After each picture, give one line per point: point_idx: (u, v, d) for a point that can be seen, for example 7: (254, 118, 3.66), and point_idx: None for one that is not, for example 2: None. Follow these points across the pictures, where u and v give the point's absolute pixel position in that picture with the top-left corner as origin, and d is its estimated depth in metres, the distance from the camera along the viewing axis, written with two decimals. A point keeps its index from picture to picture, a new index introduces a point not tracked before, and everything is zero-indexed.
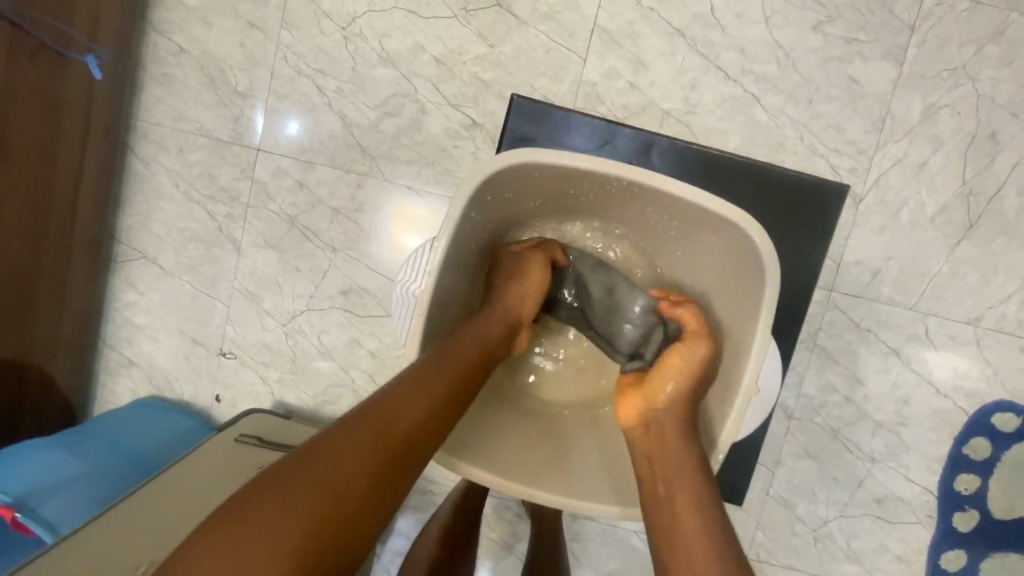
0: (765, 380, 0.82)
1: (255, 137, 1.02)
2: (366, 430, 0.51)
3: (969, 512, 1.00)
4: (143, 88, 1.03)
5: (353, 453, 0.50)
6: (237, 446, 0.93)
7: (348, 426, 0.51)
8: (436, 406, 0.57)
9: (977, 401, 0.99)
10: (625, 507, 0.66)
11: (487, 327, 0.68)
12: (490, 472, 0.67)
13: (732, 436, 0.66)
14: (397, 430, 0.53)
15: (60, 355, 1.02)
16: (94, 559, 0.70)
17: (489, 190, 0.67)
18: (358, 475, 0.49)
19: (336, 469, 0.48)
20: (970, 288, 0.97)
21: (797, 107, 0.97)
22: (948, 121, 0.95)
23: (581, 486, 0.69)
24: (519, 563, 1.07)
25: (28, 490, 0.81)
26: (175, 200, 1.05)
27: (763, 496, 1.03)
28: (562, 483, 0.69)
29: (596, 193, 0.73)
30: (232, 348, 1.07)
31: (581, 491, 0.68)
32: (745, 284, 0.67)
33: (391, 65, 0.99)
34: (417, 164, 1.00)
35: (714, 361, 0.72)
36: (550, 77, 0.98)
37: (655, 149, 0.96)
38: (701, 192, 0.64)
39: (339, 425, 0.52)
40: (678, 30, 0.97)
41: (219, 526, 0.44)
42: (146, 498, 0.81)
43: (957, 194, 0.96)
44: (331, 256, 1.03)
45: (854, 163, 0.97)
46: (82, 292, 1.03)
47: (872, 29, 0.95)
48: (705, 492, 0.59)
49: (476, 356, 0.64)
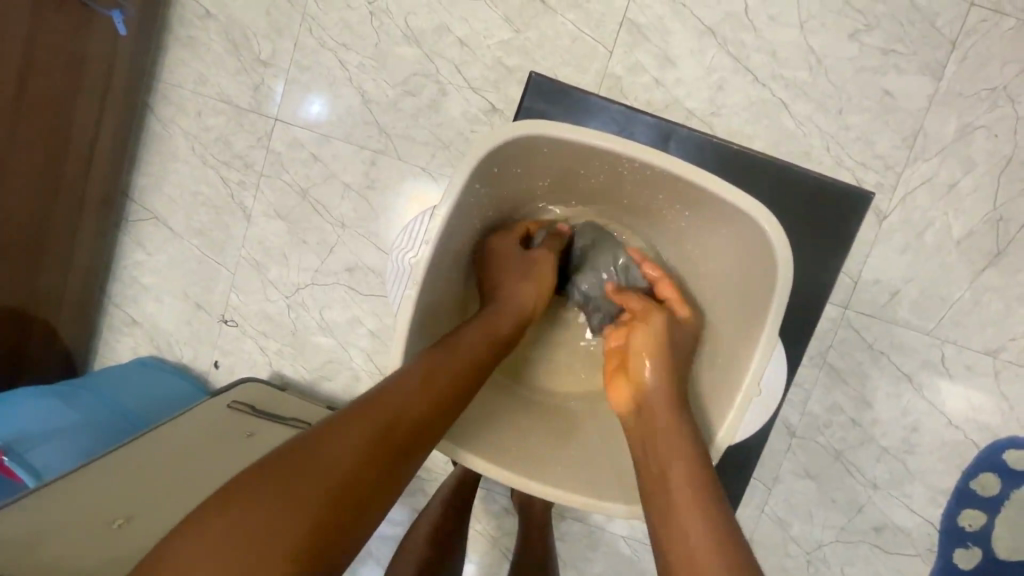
0: (769, 383, 0.80)
1: (274, 107, 1.02)
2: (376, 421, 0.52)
3: (971, 549, 0.97)
4: (169, 50, 1.04)
5: (365, 436, 0.51)
6: (229, 412, 0.92)
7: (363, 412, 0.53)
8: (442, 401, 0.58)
9: (990, 435, 0.95)
10: (630, 505, 0.65)
11: (488, 323, 0.66)
12: (493, 463, 0.66)
13: (727, 439, 0.64)
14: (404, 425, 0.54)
15: (65, 307, 1.02)
16: (74, 507, 0.70)
17: (496, 161, 0.66)
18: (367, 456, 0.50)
19: (335, 466, 0.48)
20: (994, 317, 0.93)
21: (826, 116, 0.94)
22: (984, 142, 0.92)
23: (589, 482, 0.67)
24: (505, 558, 1.05)
25: (17, 435, 0.82)
26: (190, 163, 1.05)
27: (758, 512, 1.01)
28: (566, 476, 0.68)
29: (606, 176, 0.71)
30: (234, 316, 1.07)
31: (586, 484, 0.67)
32: (756, 280, 0.65)
33: (415, 43, 0.98)
34: (433, 146, 0.99)
35: (717, 354, 0.70)
36: (574, 67, 0.96)
37: (673, 139, 0.94)
38: (719, 180, 0.62)
39: (358, 409, 0.53)
40: (708, 28, 0.94)
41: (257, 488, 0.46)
42: (134, 450, 0.81)
43: (986, 219, 0.92)
44: (340, 232, 1.02)
45: (881, 179, 0.94)
46: (92, 246, 1.04)
47: (911, 41, 0.91)
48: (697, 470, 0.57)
49: (478, 353, 0.63)
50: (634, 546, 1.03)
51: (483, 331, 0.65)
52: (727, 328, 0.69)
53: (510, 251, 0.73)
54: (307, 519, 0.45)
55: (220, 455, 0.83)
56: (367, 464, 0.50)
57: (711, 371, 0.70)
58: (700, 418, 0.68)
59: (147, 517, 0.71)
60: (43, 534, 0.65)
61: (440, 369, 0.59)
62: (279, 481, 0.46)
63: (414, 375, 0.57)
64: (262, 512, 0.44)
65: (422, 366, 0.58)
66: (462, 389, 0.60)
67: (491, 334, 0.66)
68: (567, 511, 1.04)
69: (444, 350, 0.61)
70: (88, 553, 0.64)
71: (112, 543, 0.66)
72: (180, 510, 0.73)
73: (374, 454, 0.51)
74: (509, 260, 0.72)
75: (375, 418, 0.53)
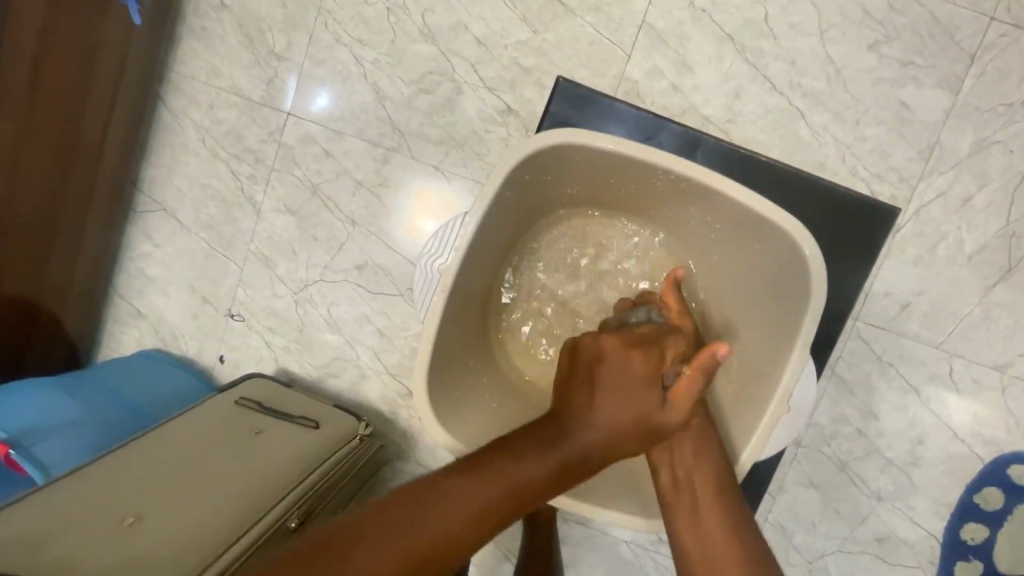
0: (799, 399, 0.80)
1: (287, 102, 1.01)
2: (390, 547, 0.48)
3: (973, 562, 0.97)
4: (183, 41, 1.03)
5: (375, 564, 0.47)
6: (235, 409, 0.92)
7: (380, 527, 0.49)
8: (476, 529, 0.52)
9: (995, 449, 0.94)
10: (649, 518, 0.68)
11: (565, 442, 0.57)
12: None
13: (755, 454, 0.66)
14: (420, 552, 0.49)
15: (71, 297, 1.02)
16: (80, 505, 0.69)
17: (529, 168, 0.66)
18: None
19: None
20: (1002, 333, 0.93)
21: (843, 126, 0.93)
22: (999, 157, 0.91)
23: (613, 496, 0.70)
24: (507, 560, 1.05)
25: (23, 428, 0.81)
26: (200, 155, 1.05)
27: (761, 521, 1.01)
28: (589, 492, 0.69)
29: (636, 188, 0.71)
30: (241, 311, 1.06)
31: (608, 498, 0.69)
32: (787, 296, 0.66)
33: (432, 41, 0.97)
34: (447, 146, 0.98)
35: (745, 375, 0.70)
36: (591, 70, 0.96)
37: (700, 148, 0.94)
38: (756, 195, 0.63)
39: (371, 516, 0.50)
40: (728, 34, 0.94)
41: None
42: (140, 448, 0.80)
43: (998, 235, 0.92)
44: (351, 229, 1.02)
45: (895, 191, 0.94)
46: (99, 237, 1.03)
47: (930, 54, 0.91)
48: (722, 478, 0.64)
49: (537, 476, 0.55)
50: (636, 552, 1.03)
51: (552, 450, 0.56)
52: (754, 345, 0.70)
53: (641, 372, 0.62)
54: None
55: (228, 454, 0.83)
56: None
57: (740, 390, 0.70)
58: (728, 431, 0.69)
59: (157, 513, 0.70)
60: (51, 532, 0.65)
61: (480, 496, 0.52)
62: None
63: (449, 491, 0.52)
64: None
65: (460, 483, 0.53)
66: (504, 514, 0.53)
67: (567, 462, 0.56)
68: (570, 515, 1.04)
69: (484, 473, 0.54)
70: (99, 553, 0.63)
71: (121, 542, 0.65)
72: (191, 509, 0.72)
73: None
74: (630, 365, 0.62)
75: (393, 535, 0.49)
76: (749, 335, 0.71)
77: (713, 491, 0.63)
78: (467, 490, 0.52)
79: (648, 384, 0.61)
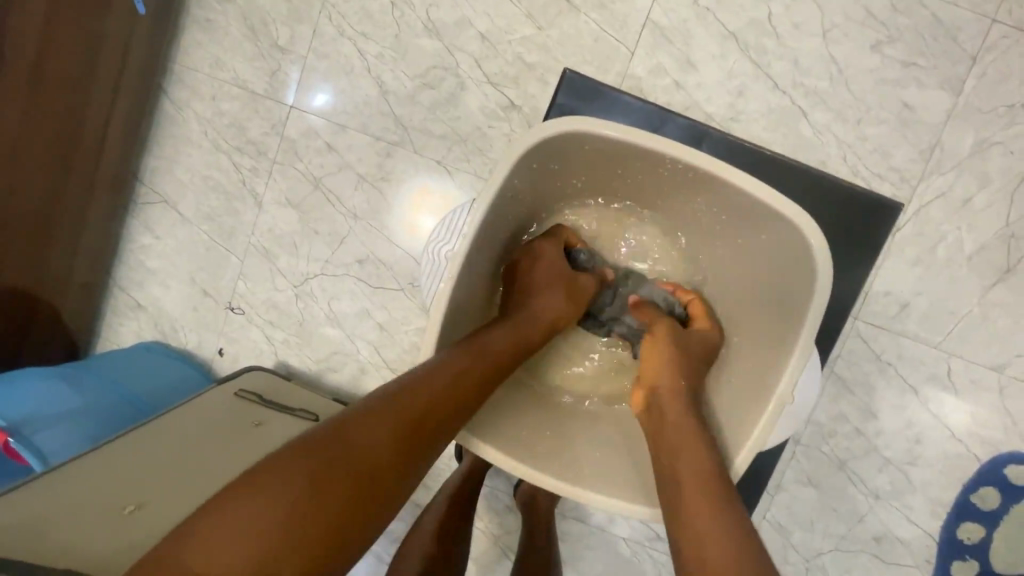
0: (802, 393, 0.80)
1: (289, 95, 1.01)
2: (393, 411, 0.53)
3: (969, 562, 0.98)
4: (186, 32, 1.03)
5: (382, 432, 0.52)
6: (236, 401, 0.92)
7: (380, 401, 0.54)
8: (463, 400, 0.58)
9: (992, 449, 0.95)
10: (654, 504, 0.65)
11: (518, 324, 0.67)
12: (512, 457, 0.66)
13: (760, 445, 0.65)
14: (424, 411, 0.55)
15: (70, 289, 1.01)
16: (80, 494, 0.69)
17: (538, 156, 0.66)
18: (382, 449, 0.51)
19: (344, 451, 0.49)
20: (1000, 334, 0.94)
21: (845, 126, 0.94)
22: (999, 159, 0.92)
23: (614, 483, 0.67)
24: (505, 556, 1.05)
25: (23, 416, 0.80)
26: (202, 147, 1.04)
27: (760, 518, 1.01)
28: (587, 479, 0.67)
29: (643, 178, 0.72)
30: (241, 304, 1.06)
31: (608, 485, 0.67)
32: (792, 287, 0.66)
33: (436, 36, 0.97)
34: (450, 140, 0.98)
35: (749, 366, 0.70)
36: (595, 67, 0.96)
37: (706, 142, 0.95)
38: (764, 186, 0.63)
39: (371, 401, 0.54)
40: (731, 33, 0.94)
41: (262, 473, 0.46)
42: (141, 439, 0.80)
43: (998, 236, 0.92)
44: (353, 223, 1.01)
45: (895, 191, 0.94)
46: (99, 228, 1.03)
47: (933, 55, 0.92)
48: (714, 475, 0.57)
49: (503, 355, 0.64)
50: (634, 549, 1.03)
51: (516, 332, 0.66)
52: (760, 335, 0.70)
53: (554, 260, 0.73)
54: (314, 524, 0.45)
55: (228, 447, 0.82)
56: (389, 441, 0.52)
57: (745, 380, 0.70)
58: (730, 420, 0.69)
59: (158, 504, 0.70)
60: (51, 519, 0.64)
61: (461, 365, 0.59)
62: (294, 464, 0.47)
63: (428, 377, 0.57)
64: (269, 495, 0.45)
65: (445, 364, 0.59)
66: (484, 388, 0.61)
67: (524, 334, 0.67)
68: (569, 511, 1.04)
69: (464, 350, 0.61)
70: (97, 542, 0.63)
71: (120, 532, 0.65)
72: (192, 501, 0.72)
73: (395, 444, 0.52)
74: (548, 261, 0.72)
75: (403, 398, 0.55)
76: (755, 324, 0.71)
77: (703, 489, 0.56)
78: (449, 366, 0.59)
79: (555, 255, 0.73)
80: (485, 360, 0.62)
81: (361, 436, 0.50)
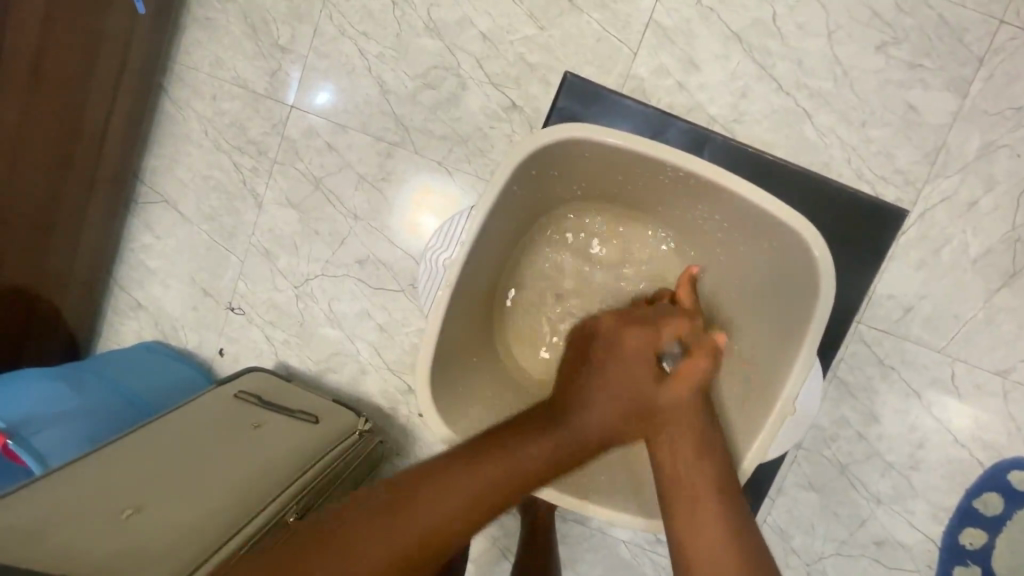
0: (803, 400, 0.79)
1: (289, 95, 1.00)
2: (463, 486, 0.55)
3: (971, 567, 0.97)
4: (187, 32, 1.02)
5: (450, 505, 0.54)
6: (236, 402, 0.92)
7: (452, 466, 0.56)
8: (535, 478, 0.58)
9: (995, 455, 0.94)
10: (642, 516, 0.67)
11: (563, 432, 0.60)
12: None
13: (761, 453, 0.65)
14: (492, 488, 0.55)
15: (71, 288, 1.01)
16: (78, 497, 0.68)
17: (537, 162, 0.65)
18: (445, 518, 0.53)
19: (413, 515, 0.52)
20: (1005, 338, 0.93)
21: (848, 128, 0.93)
22: (1005, 161, 0.91)
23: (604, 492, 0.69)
24: (505, 557, 1.05)
25: (23, 418, 0.81)
26: (202, 147, 1.04)
27: (760, 522, 1.01)
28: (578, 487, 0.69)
29: (643, 185, 0.71)
30: (242, 304, 1.06)
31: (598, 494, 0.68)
32: (794, 296, 0.65)
33: (436, 35, 0.97)
34: (451, 141, 0.98)
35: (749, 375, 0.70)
36: (597, 68, 0.95)
37: (708, 146, 0.94)
38: (766, 195, 0.62)
39: (446, 466, 0.56)
40: (735, 33, 0.93)
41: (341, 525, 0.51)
42: (141, 442, 0.80)
43: (1003, 239, 0.91)
44: (353, 223, 1.01)
45: (900, 194, 0.93)
46: (100, 227, 1.03)
47: (939, 56, 0.91)
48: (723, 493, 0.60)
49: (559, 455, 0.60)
50: (634, 552, 1.03)
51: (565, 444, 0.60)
52: (761, 344, 0.70)
53: (634, 351, 0.65)
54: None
55: (226, 448, 0.82)
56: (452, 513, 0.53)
57: (745, 390, 0.70)
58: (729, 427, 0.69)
59: (156, 508, 0.70)
60: (48, 523, 0.64)
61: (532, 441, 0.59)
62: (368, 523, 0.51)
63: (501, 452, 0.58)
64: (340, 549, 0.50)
65: (522, 441, 0.59)
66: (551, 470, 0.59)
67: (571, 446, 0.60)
68: (568, 513, 1.04)
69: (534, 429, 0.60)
70: (94, 546, 0.62)
71: (119, 535, 0.65)
72: (192, 504, 0.71)
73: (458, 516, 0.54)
74: (631, 358, 0.65)
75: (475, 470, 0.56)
76: (756, 333, 0.71)
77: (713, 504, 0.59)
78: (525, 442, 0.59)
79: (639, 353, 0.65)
80: (549, 452, 0.59)
81: (430, 503, 0.53)
